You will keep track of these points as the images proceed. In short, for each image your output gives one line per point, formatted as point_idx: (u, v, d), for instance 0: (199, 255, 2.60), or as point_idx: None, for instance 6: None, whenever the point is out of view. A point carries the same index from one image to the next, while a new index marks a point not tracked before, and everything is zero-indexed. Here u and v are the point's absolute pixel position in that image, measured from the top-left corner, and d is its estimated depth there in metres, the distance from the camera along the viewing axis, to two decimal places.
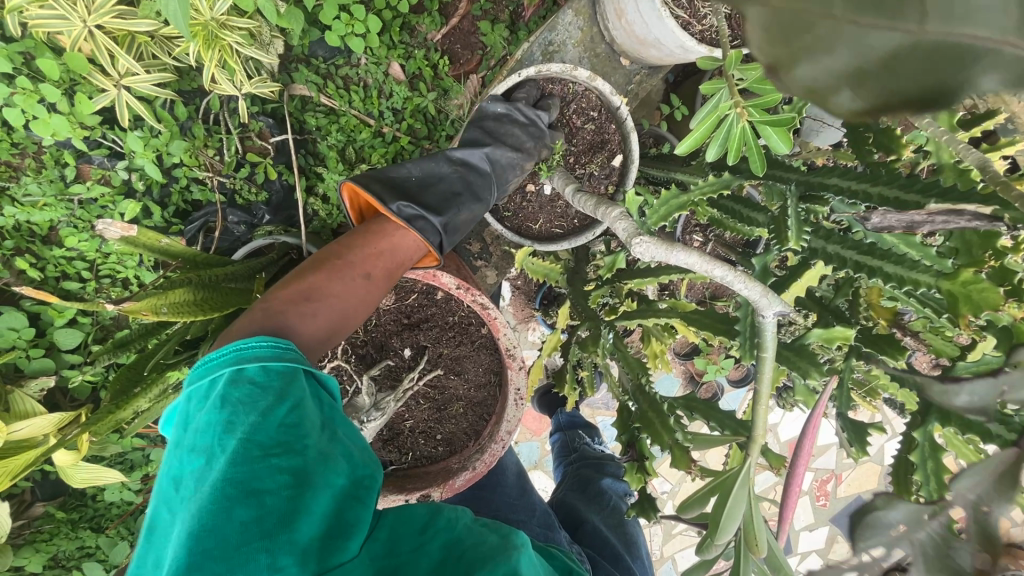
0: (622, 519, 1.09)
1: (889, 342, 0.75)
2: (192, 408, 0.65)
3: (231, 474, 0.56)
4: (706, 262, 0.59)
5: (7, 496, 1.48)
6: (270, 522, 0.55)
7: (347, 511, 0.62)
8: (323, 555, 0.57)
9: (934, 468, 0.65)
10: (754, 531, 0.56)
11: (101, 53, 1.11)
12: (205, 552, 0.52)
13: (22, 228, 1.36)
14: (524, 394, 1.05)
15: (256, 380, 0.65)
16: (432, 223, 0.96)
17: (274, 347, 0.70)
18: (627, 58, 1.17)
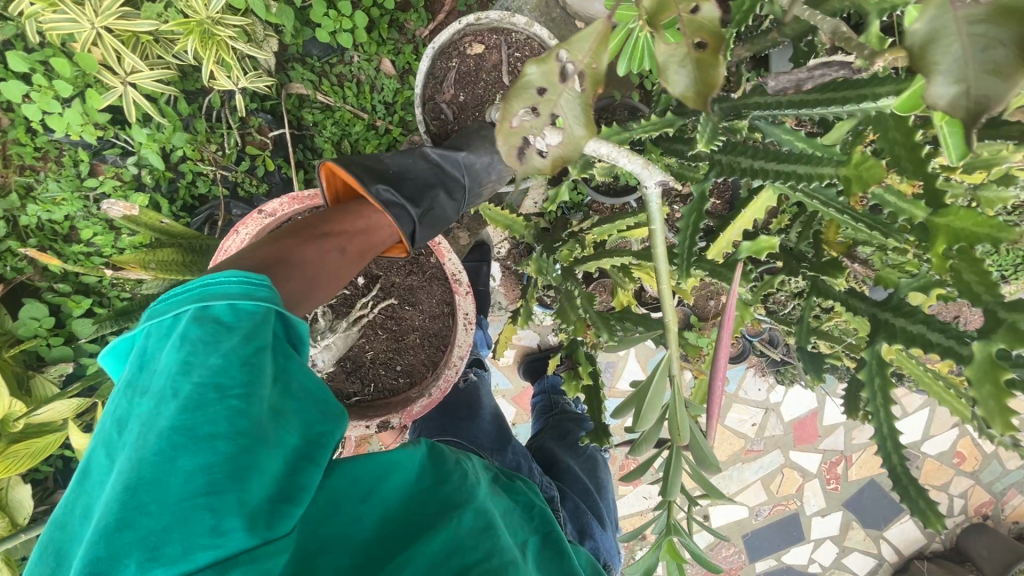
0: (595, 468, 1.17)
1: (834, 266, 0.77)
2: (151, 344, 0.54)
3: (181, 418, 0.47)
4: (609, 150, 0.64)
5: (32, 481, 1.56)
6: (218, 479, 0.46)
7: (302, 474, 0.53)
8: (275, 518, 0.49)
9: (880, 385, 0.66)
10: (676, 424, 0.53)
11: (109, 53, 1.22)
12: (142, 505, 0.44)
13: (45, 227, 1.47)
14: (473, 318, 1.11)
15: (222, 320, 0.53)
16: (409, 213, 0.95)
17: (247, 283, 0.58)
18: (581, 20, 1.22)
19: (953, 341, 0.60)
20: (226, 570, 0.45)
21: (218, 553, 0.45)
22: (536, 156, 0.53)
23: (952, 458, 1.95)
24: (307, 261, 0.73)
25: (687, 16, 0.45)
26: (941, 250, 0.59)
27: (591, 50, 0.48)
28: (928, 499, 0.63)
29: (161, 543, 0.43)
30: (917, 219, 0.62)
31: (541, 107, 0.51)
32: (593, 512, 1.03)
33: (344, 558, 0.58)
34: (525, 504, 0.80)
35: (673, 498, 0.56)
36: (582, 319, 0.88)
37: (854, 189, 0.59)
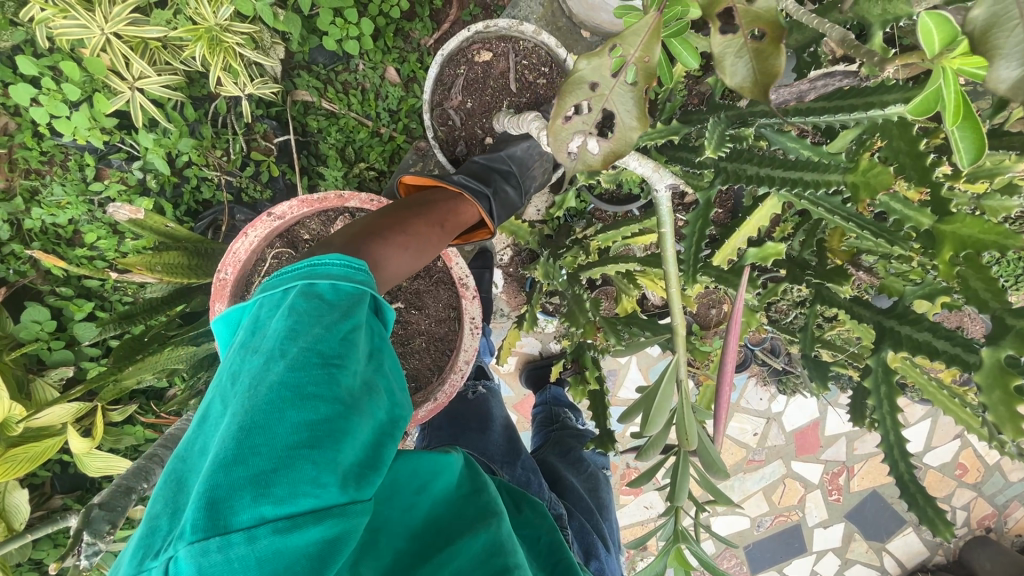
0: (598, 485, 1.16)
1: (839, 273, 0.77)
2: (262, 313, 0.58)
3: (290, 376, 0.51)
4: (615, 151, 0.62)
5: (30, 485, 1.55)
6: (321, 437, 0.49)
7: (384, 448, 0.56)
8: (362, 481, 0.52)
9: (886, 392, 0.66)
10: (684, 429, 0.53)
11: (118, 58, 1.23)
12: (253, 445, 0.47)
13: (49, 230, 1.47)
14: (479, 322, 1.10)
15: (324, 298, 0.58)
16: (484, 193, 0.98)
17: (348, 268, 0.63)
18: (588, 30, 1.23)
19: (960, 349, 0.61)
20: (322, 520, 0.48)
21: (317, 503, 0.47)
22: (591, 152, 0.51)
23: (954, 469, 1.94)
24: (413, 232, 0.79)
25: (742, 6, 0.44)
26: (947, 256, 0.59)
27: (644, 44, 0.47)
28: (936, 508, 0.63)
29: (268, 485, 0.46)
30: (923, 226, 0.62)
31: (594, 101, 0.50)
32: (597, 532, 1.02)
33: (401, 539, 0.63)
34: (531, 535, 0.79)
35: (681, 505, 0.56)
36: (591, 324, 0.86)
37: (864, 195, 0.60)
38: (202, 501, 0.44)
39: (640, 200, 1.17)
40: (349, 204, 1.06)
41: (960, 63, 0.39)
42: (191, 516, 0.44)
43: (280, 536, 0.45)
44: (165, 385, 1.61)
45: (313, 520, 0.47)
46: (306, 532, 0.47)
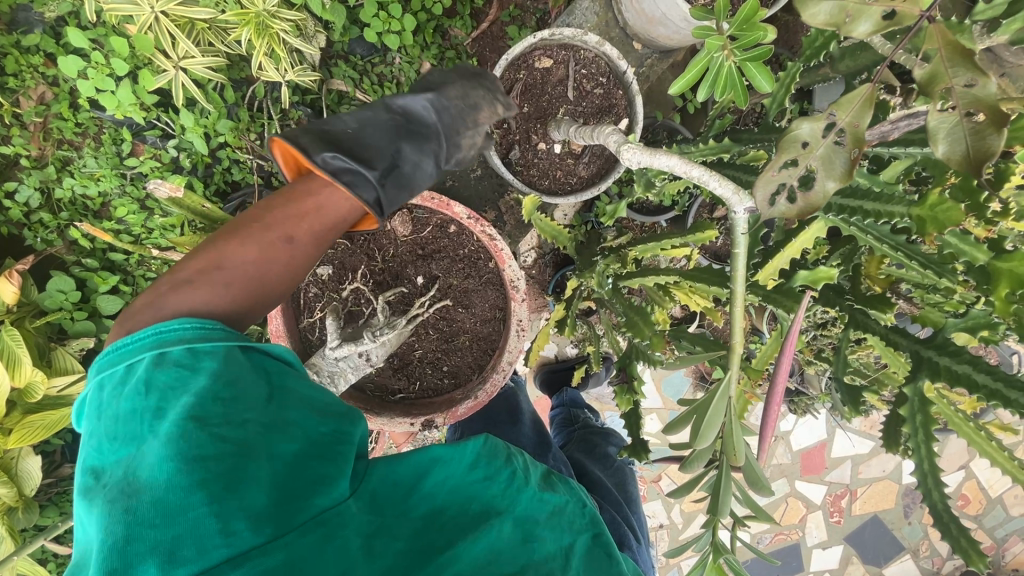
0: (624, 480, 1.20)
1: (879, 299, 0.76)
2: (108, 394, 0.60)
3: (171, 446, 0.53)
4: (684, 164, 0.64)
5: (41, 453, 1.56)
6: (216, 494, 0.52)
7: (309, 470, 0.60)
8: (280, 518, 0.55)
9: (922, 421, 0.67)
10: (732, 446, 0.54)
11: (165, 36, 1.24)
12: (144, 522, 0.51)
13: (78, 202, 1.47)
14: (526, 325, 1.11)
15: (181, 362, 0.60)
16: (366, 175, 0.83)
17: (200, 328, 0.64)
18: (640, 40, 1.23)
19: (1001, 384, 0.62)
20: (241, 564, 0.51)
21: (229, 551, 0.51)
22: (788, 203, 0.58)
23: (956, 499, 1.94)
24: (239, 259, 0.70)
25: (960, 89, 0.52)
26: (1003, 294, 0.59)
27: (859, 110, 0.55)
28: (970, 538, 0.63)
29: (171, 551, 0.50)
30: (979, 261, 0.63)
31: (801, 158, 0.57)
32: (627, 525, 1.05)
33: (400, 542, 0.64)
34: (578, 500, 0.80)
35: (721, 519, 0.57)
36: (659, 335, 0.83)
37: (931, 230, 0.63)
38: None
39: (671, 212, 1.19)
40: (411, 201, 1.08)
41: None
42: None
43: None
44: None
45: (231, 569, 0.51)
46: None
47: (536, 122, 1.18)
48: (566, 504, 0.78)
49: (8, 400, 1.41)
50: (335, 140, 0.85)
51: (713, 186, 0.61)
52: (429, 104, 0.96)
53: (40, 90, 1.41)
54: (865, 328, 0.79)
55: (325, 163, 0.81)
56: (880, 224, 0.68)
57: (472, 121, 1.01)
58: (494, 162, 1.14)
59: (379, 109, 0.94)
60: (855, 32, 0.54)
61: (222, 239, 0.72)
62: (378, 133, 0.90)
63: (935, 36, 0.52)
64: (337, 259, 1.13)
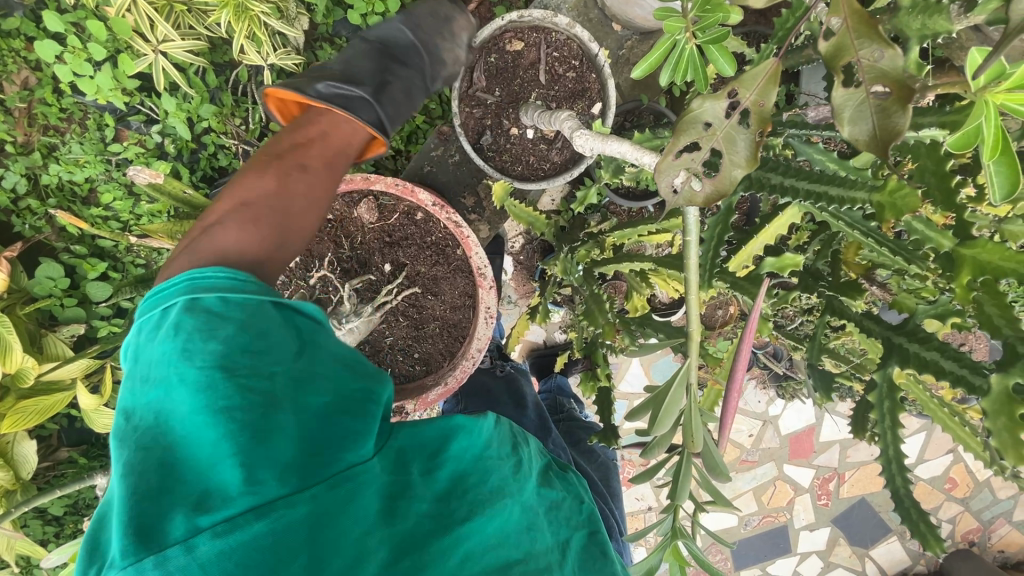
0: (609, 474, 1.22)
1: (852, 287, 0.77)
2: (141, 338, 0.57)
3: (194, 400, 0.50)
4: (635, 150, 0.68)
5: (37, 438, 1.57)
6: (248, 440, 0.49)
7: (336, 425, 0.57)
8: (305, 471, 0.52)
9: (889, 407, 0.67)
10: (690, 431, 0.55)
11: (143, 20, 1.22)
12: (161, 483, 0.47)
13: (65, 188, 1.47)
14: (494, 312, 1.12)
15: (213, 311, 0.56)
16: (364, 97, 0.90)
17: (235, 277, 0.60)
18: (619, 23, 1.23)
19: (966, 370, 0.62)
20: (264, 516, 0.48)
21: (255, 500, 0.48)
22: (695, 187, 0.59)
23: (943, 483, 1.96)
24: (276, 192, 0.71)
25: (867, 62, 0.55)
26: (965, 280, 0.59)
27: (762, 86, 0.57)
28: (929, 523, 0.64)
29: (192, 507, 0.47)
30: (943, 248, 0.63)
31: (705, 140, 0.59)
32: (613, 515, 1.08)
33: (425, 504, 0.63)
34: (575, 495, 0.81)
35: (681, 505, 0.57)
36: (611, 324, 0.85)
37: (888, 216, 0.62)
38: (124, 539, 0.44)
39: (656, 198, 1.18)
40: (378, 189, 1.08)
41: (1002, 98, 0.44)
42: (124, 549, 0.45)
43: (220, 540, 0.46)
44: None
45: (253, 518, 0.47)
46: (250, 529, 0.47)
47: (507, 107, 1.17)
48: (563, 499, 0.78)
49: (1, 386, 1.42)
50: (326, 77, 0.90)
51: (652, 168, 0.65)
52: (405, 59, 1.01)
53: (24, 74, 1.39)
54: (842, 314, 0.78)
55: (322, 92, 0.87)
56: (853, 211, 0.69)
57: (450, 34, 1.06)
58: (464, 147, 1.14)
59: (352, 42, 0.99)
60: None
61: (240, 185, 0.71)
62: (367, 61, 0.96)
63: (840, 6, 0.56)
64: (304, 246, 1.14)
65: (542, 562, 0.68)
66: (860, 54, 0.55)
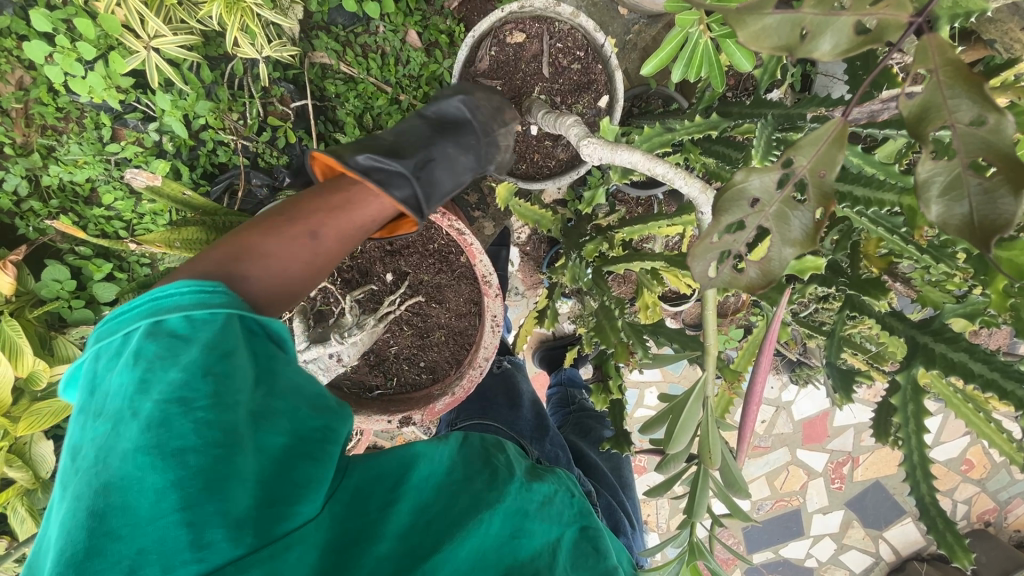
0: (618, 466, 1.21)
1: (875, 284, 0.73)
2: (103, 369, 0.56)
3: (145, 437, 0.48)
4: (647, 159, 0.65)
5: (53, 437, 1.58)
6: (192, 493, 0.47)
7: (293, 470, 0.55)
8: (262, 524, 0.50)
9: (913, 411, 0.65)
10: (708, 446, 0.52)
11: (133, 16, 1.19)
12: (111, 529, 0.45)
13: (67, 189, 1.45)
14: (500, 320, 1.08)
15: (176, 335, 0.55)
16: (401, 173, 0.87)
17: (198, 291, 0.59)
18: (623, 4, 1.18)
19: (998, 373, 0.59)
20: None
21: (201, 565, 0.45)
22: (738, 271, 0.53)
23: (960, 464, 1.94)
24: (282, 253, 0.70)
25: (964, 127, 0.45)
26: (999, 284, 0.56)
27: (822, 159, 0.49)
28: (953, 531, 0.63)
29: (136, 565, 0.44)
30: (977, 250, 0.58)
31: (751, 218, 0.52)
32: (622, 509, 1.06)
33: (389, 545, 0.62)
34: (566, 489, 0.80)
35: (698, 519, 0.56)
36: (622, 343, 0.83)
37: (920, 223, 0.58)
38: None
39: (666, 186, 1.14)
40: None
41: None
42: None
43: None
44: None
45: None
46: None
47: (510, 102, 1.14)
48: (556, 493, 0.78)
49: (16, 389, 1.43)
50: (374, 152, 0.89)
51: (675, 184, 0.60)
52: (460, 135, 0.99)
53: (19, 74, 1.36)
54: (864, 309, 0.76)
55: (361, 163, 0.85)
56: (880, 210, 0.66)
57: (502, 121, 1.06)
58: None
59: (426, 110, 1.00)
60: (816, 51, 0.46)
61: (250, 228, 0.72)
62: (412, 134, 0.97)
63: (930, 55, 0.45)
64: None
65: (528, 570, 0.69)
66: (957, 118, 0.45)
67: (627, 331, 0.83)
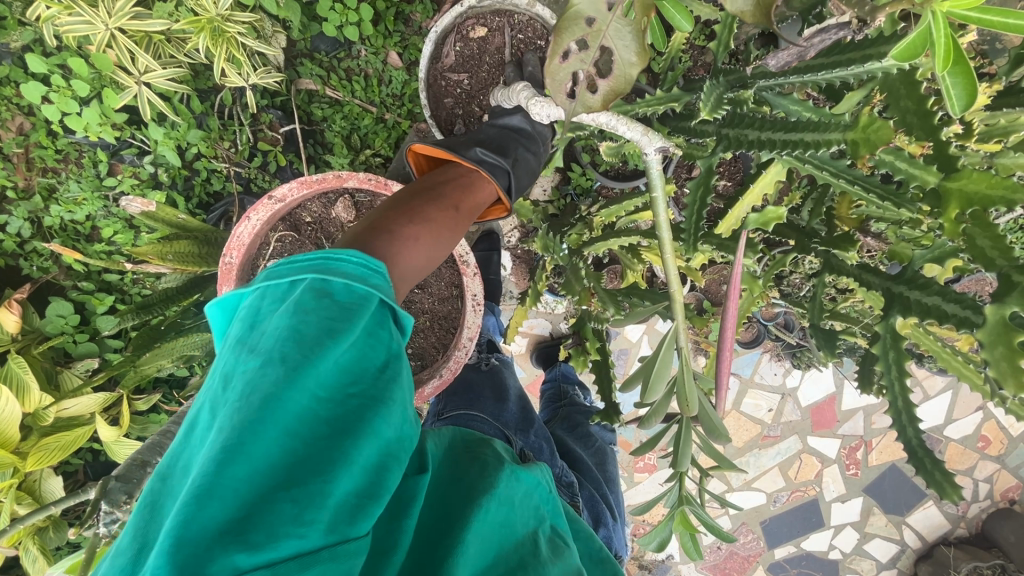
0: (605, 459, 1.21)
1: (845, 239, 0.77)
2: (264, 308, 0.51)
3: (288, 395, 0.44)
4: (590, 112, 0.68)
5: (64, 474, 1.59)
6: (308, 469, 0.43)
7: (389, 474, 0.49)
8: (348, 520, 0.45)
9: (895, 358, 0.67)
10: (684, 396, 0.56)
11: (123, 53, 1.25)
12: (227, 483, 0.40)
13: (68, 228, 1.49)
14: (481, 299, 1.12)
15: (335, 298, 0.51)
16: (503, 166, 0.94)
17: (365, 267, 0.56)
18: None
19: (969, 311, 0.59)
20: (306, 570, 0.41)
21: (299, 548, 0.41)
22: (589, 93, 0.49)
23: (976, 442, 1.90)
24: (424, 220, 0.72)
25: None
26: (953, 214, 0.60)
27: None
28: (943, 472, 0.65)
29: (239, 531, 0.39)
30: (929, 184, 0.63)
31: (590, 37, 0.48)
32: (606, 502, 1.07)
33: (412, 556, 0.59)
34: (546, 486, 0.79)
35: (686, 470, 0.59)
36: (587, 291, 0.93)
37: (863, 151, 0.61)
38: (161, 548, 0.37)
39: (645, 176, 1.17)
40: (348, 185, 1.08)
41: (949, 6, 0.42)
42: (150, 565, 0.37)
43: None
44: (187, 373, 1.61)
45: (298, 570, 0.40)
46: None
47: (476, 94, 1.18)
48: (537, 487, 0.75)
49: (25, 426, 1.44)
50: (478, 147, 0.96)
51: (618, 129, 0.63)
52: (532, 141, 1.06)
53: (20, 121, 1.42)
54: (842, 272, 0.78)
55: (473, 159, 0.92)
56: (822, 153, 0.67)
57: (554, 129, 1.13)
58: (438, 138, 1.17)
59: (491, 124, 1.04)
60: None
61: (390, 212, 0.71)
62: (497, 135, 1.01)
63: None
64: (286, 252, 1.16)
65: (515, 558, 0.67)
66: None
67: (603, 294, 0.92)
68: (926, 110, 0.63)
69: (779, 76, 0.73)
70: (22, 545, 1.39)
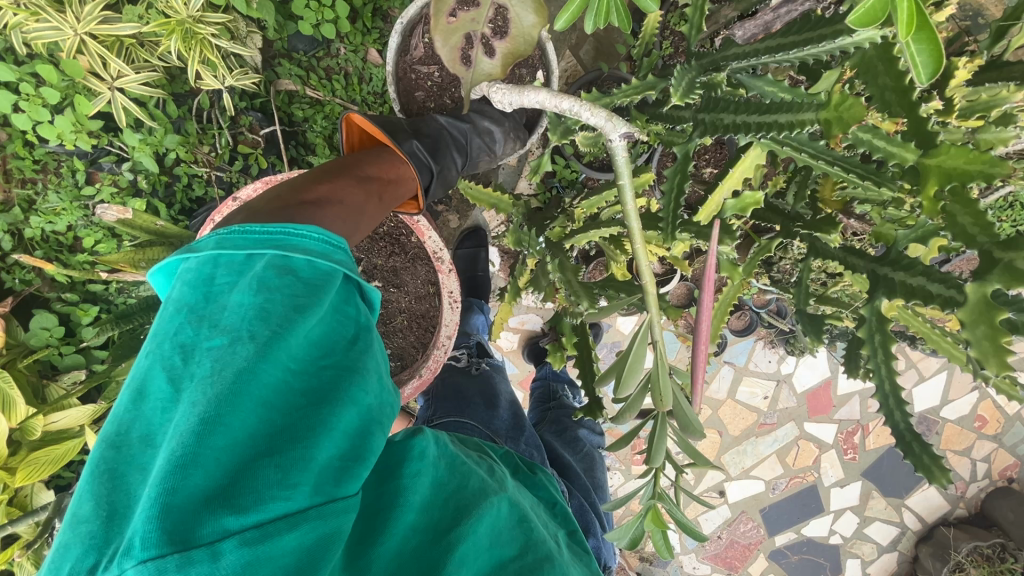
0: (593, 465, 1.20)
1: (826, 221, 0.76)
2: (220, 278, 0.48)
3: (264, 371, 0.44)
4: (553, 97, 0.67)
5: (57, 488, 1.57)
6: (290, 438, 0.45)
7: (366, 437, 0.52)
8: (331, 482, 0.48)
9: (881, 341, 0.66)
10: (659, 391, 0.55)
11: (94, 59, 1.23)
12: (210, 452, 0.40)
13: (50, 239, 1.46)
14: (457, 296, 1.10)
15: (300, 274, 0.50)
16: (428, 165, 0.95)
17: (327, 243, 0.54)
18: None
19: (953, 291, 0.58)
20: (297, 527, 0.44)
21: (288, 508, 0.44)
22: (485, 57, 0.55)
23: (972, 422, 1.90)
24: (348, 202, 0.67)
25: None
26: (932, 190, 0.58)
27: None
28: (932, 455, 0.64)
29: (229, 498, 0.41)
30: (908, 161, 0.62)
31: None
32: (594, 510, 1.06)
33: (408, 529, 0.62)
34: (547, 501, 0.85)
35: (662, 465, 0.59)
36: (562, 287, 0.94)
37: (836, 131, 0.58)
38: (148, 515, 0.38)
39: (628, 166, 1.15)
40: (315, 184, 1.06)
41: None
42: (138, 530, 0.38)
43: (248, 548, 0.41)
44: None
45: (286, 528, 0.43)
46: (280, 540, 0.43)
47: (450, 89, 1.16)
48: (543, 495, 0.81)
49: (13, 441, 1.42)
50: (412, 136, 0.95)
51: (581, 116, 0.62)
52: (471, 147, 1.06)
53: None
54: (827, 256, 0.77)
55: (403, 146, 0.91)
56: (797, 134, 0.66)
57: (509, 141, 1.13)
58: None
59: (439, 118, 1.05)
60: None
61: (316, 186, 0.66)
62: (438, 131, 1.02)
63: None
64: None
65: (540, 552, 0.68)
66: None
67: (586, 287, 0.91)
68: (905, 86, 0.62)
69: (752, 57, 0.71)
70: (15, 561, 1.37)
